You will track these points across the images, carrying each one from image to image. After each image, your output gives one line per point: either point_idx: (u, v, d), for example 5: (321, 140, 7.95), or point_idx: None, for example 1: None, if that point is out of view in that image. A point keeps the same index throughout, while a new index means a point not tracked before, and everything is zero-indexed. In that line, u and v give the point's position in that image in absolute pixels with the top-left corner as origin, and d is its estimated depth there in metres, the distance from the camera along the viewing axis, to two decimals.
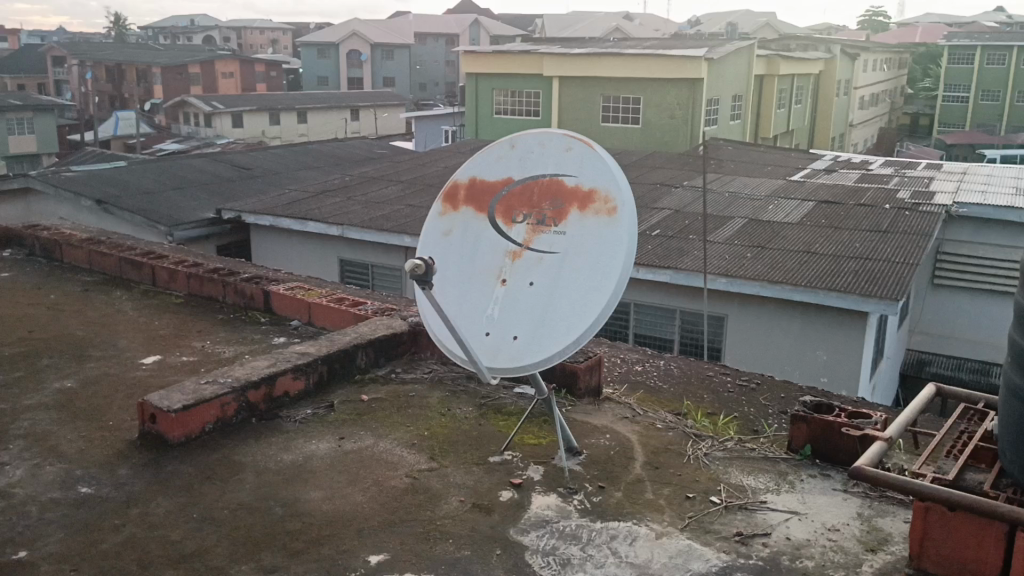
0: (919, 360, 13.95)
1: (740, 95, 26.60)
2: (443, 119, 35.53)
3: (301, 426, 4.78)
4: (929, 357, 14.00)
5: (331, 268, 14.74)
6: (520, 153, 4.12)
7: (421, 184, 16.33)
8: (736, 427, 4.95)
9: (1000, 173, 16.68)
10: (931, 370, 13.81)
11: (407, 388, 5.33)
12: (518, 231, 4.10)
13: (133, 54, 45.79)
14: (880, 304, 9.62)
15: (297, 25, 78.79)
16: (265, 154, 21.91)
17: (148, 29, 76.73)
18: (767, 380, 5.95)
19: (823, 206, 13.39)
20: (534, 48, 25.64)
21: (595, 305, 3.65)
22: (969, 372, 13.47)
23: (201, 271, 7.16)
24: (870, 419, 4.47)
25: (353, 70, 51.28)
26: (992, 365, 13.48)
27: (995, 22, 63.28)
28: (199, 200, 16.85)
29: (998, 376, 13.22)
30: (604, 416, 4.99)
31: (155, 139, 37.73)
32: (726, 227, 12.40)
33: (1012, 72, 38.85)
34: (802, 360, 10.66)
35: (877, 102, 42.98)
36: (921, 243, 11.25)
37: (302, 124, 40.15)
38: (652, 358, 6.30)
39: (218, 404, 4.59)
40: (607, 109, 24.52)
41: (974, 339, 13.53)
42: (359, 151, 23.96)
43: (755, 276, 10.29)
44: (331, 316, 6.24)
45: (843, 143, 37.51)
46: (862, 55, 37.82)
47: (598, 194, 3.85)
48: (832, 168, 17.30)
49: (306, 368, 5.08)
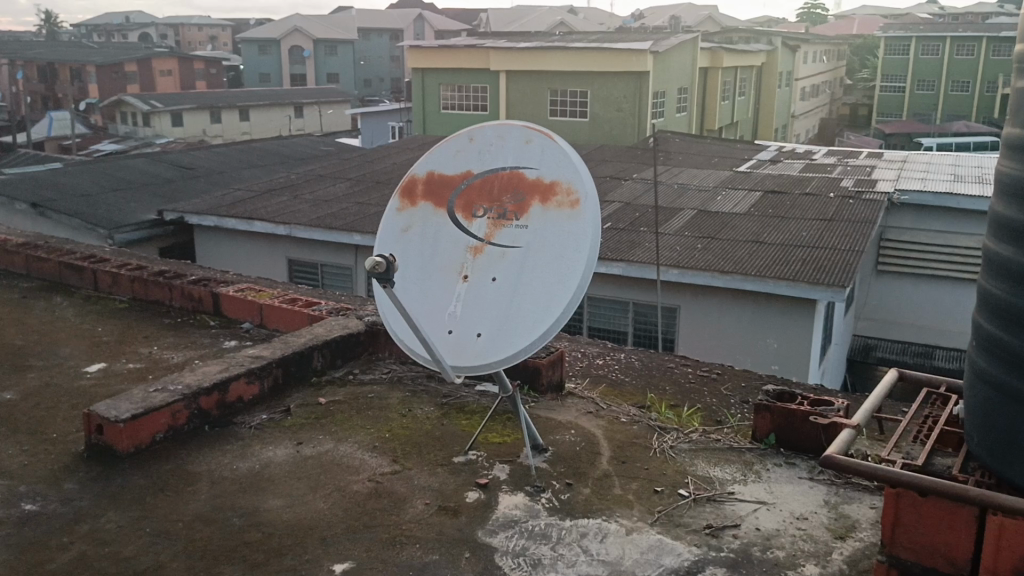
0: (865, 346, 13.98)
1: (686, 87, 26.87)
2: (390, 115, 35.18)
3: (257, 431, 4.63)
4: (875, 341, 14.10)
5: (279, 268, 14.45)
6: (479, 146, 4.03)
7: (370, 181, 16.11)
8: (700, 418, 4.92)
9: (939, 161, 17.12)
10: (877, 354, 13.86)
11: (366, 389, 5.21)
12: (479, 226, 3.99)
13: (66, 52, 44.38)
14: (828, 292, 9.77)
15: (237, 22, 77.39)
16: (208, 154, 21.38)
17: (82, 27, 74.52)
18: (727, 370, 5.97)
19: (769, 196, 13.55)
20: (480, 43, 25.54)
21: (560, 299, 3.59)
22: (913, 356, 13.70)
23: (146, 274, 6.91)
24: (833, 407, 4.47)
25: (296, 66, 50.53)
26: (935, 348, 13.77)
27: (928, 14, 65.01)
28: (140, 202, 16.36)
29: (941, 359, 13.48)
30: (569, 411, 4.93)
31: (92, 139, 36.63)
32: (676, 219, 12.47)
33: (946, 63, 40.04)
34: (755, 348, 10.76)
35: (818, 94, 43.89)
36: (865, 230, 11.45)
37: (245, 122, 39.38)
38: (612, 351, 6.27)
39: (168, 411, 4.41)
40: (554, 104, 24.55)
41: (918, 323, 13.84)
42: (304, 149, 23.55)
43: (707, 267, 10.35)
44: (284, 317, 6.07)
45: (786, 134, 38.18)
46: (802, 47, 38.55)
47: (560, 186, 3.78)
48: (777, 158, 17.55)
49: (260, 372, 4.92)
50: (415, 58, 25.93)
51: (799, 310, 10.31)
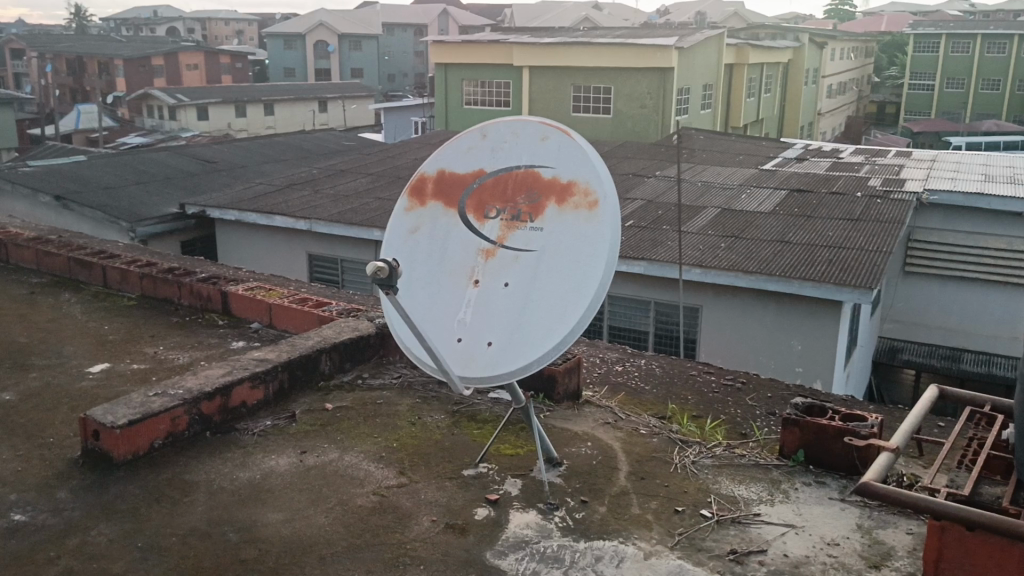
0: (892, 348, 13.67)
1: (711, 84, 26.46)
2: (412, 110, 35.02)
3: (260, 439, 4.45)
4: (901, 343, 13.76)
5: (299, 264, 14.32)
6: (491, 143, 3.82)
7: (390, 177, 15.95)
8: (723, 431, 4.68)
9: (969, 160, 16.67)
10: (903, 357, 13.53)
11: (375, 395, 5.01)
12: (490, 228, 3.77)
13: (94, 46, 44.67)
14: (855, 294, 9.46)
15: (264, 17, 77.75)
16: (230, 148, 21.32)
17: (110, 21, 75.16)
18: (753, 379, 5.71)
19: (795, 195, 13.21)
20: (503, 38, 25.29)
21: (576, 306, 3.37)
22: (940, 359, 13.38)
23: (155, 271, 6.76)
24: (867, 422, 4.21)
25: (320, 61, 50.58)
26: (963, 351, 13.42)
27: (958, 10, 64.00)
28: (162, 195, 16.31)
29: (969, 362, 13.22)
30: (585, 422, 4.71)
31: (118, 133, 36.82)
32: (699, 217, 12.18)
33: (976, 61, 39.27)
34: (778, 351, 10.45)
35: (845, 91, 43.23)
36: (893, 231, 11.10)
37: (269, 116, 39.43)
38: (632, 357, 6.02)
39: (168, 417, 4.24)
40: (577, 100, 24.24)
41: (945, 326, 13.36)
42: (325, 144, 23.43)
43: (730, 267, 10.08)
44: (293, 318, 5.88)
45: (812, 132, 37.61)
46: (829, 43, 37.96)
47: (578, 186, 3.55)
48: (803, 156, 17.17)
49: (265, 376, 4.73)
50: (437, 53, 25.75)
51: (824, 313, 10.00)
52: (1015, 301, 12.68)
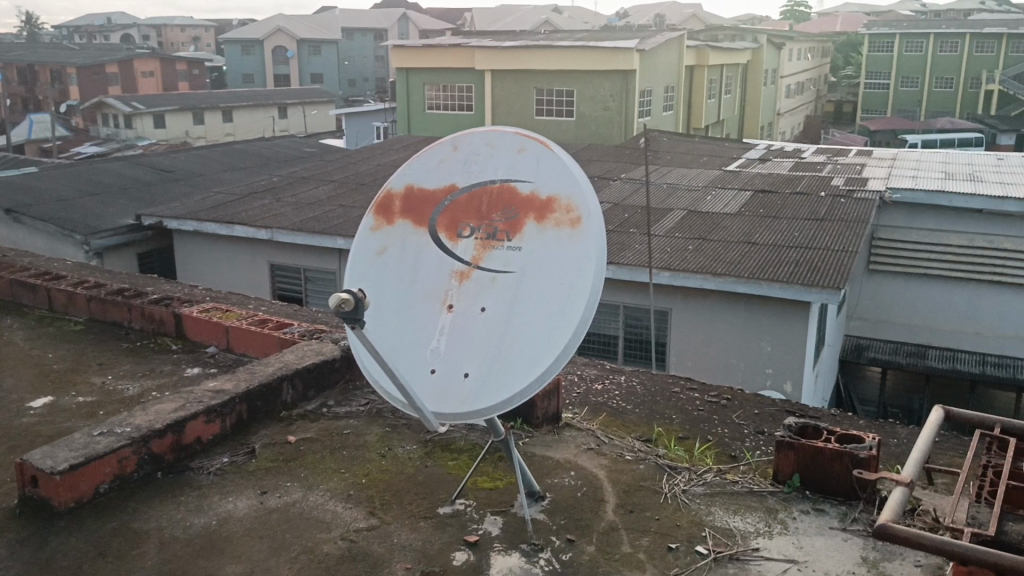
0: (857, 347, 13.38)
1: (672, 86, 26.42)
2: (373, 115, 34.56)
3: (216, 478, 4.11)
4: (867, 341, 13.46)
5: (260, 275, 13.86)
6: (464, 155, 3.54)
7: (353, 183, 15.57)
8: (713, 455, 4.45)
9: (929, 158, 16.73)
10: (869, 355, 13.22)
11: (341, 424, 4.69)
12: (464, 247, 3.48)
13: (46, 54, 43.49)
14: (824, 294, 9.31)
15: (220, 22, 76.58)
16: (187, 156, 20.75)
17: (62, 28, 73.62)
18: (738, 395, 5.47)
19: (760, 196, 13.10)
20: (465, 42, 24.99)
21: (560, 332, 3.09)
22: (906, 356, 13.06)
23: (104, 292, 6.35)
24: (864, 442, 3.99)
25: (279, 67, 49.86)
26: (928, 347, 13.17)
27: (909, 11, 65.14)
28: (116, 206, 15.74)
29: (935, 359, 12.94)
30: (567, 448, 4.43)
31: (73, 142, 35.85)
32: (666, 220, 11.99)
33: (930, 59, 39.82)
34: (747, 354, 10.27)
35: (802, 91, 43.56)
36: (858, 230, 11.02)
37: (228, 123, 38.66)
38: (611, 374, 5.77)
39: (115, 458, 3.89)
40: (540, 103, 24.04)
41: (911, 322, 13.17)
42: (286, 151, 22.94)
43: (699, 270, 9.89)
44: (252, 342, 5.53)
45: (772, 132, 37.84)
46: (787, 44, 38.23)
47: (559, 202, 3.29)
48: (766, 156, 17.14)
49: (221, 409, 4.39)
50: (398, 58, 25.36)
51: (794, 314, 9.83)
52: (979, 297, 12.57)
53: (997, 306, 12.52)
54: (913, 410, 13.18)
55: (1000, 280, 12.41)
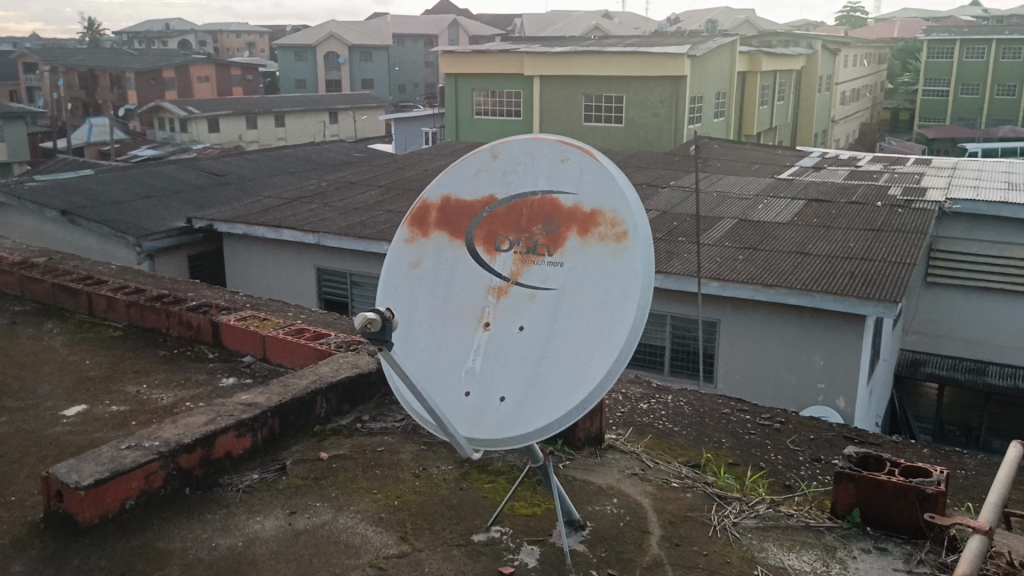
0: (913, 361, 12.88)
1: (724, 92, 25.95)
2: (422, 121, 34.71)
3: (245, 496, 3.98)
4: (923, 356, 12.96)
5: (308, 279, 13.87)
6: (503, 164, 3.33)
7: (400, 188, 15.52)
8: (766, 485, 4.18)
9: (990, 168, 16.07)
10: (925, 370, 12.74)
11: (375, 441, 4.53)
12: (502, 262, 3.29)
13: (106, 59, 44.52)
14: (880, 308, 8.90)
15: (276, 29, 77.84)
16: (238, 160, 20.96)
17: (124, 35, 75.48)
18: (793, 418, 5.19)
19: (813, 205, 12.68)
20: (514, 47, 24.87)
21: (602, 355, 2.89)
22: (964, 372, 12.48)
23: (143, 298, 6.30)
24: (931, 476, 3.70)
25: (331, 72, 50.42)
26: (987, 364, 12.53)
27: (970, 17, 63.41)
28: (168, 209, 15.90)
29: (995, 376, 12.29)
30: (608, 473, 4.21)
31: (130, 145, 36.57)
32: (716, 228, 11.66)
33: (992, 66, 38.55)
34: (799, 369, 9.88)
35: (858, 98, 42.53)
36: (917, 241, 10.56)
37: (280, 127, 39.19)
38: (658, 392, 5.52)
39: (142, 473, 3.77)
40: (588, 109, 23.78)
41: (969, 338, 12.49)
42: (335, 155, 23.04)
43: (748, 280, 9.57)
44: (289, 352, 5.41)
45: (826, 139, 36.98)
46: (842, 50, 37.37)
47: (603, 216, 3.08)
48: (819, 164, 16.66)
49: (252, 423, 4.26)
50: (448, 63, 25.36)
51: (849, 328, 9.44)
52: None
53: None
54: (972, 428, 12.77)
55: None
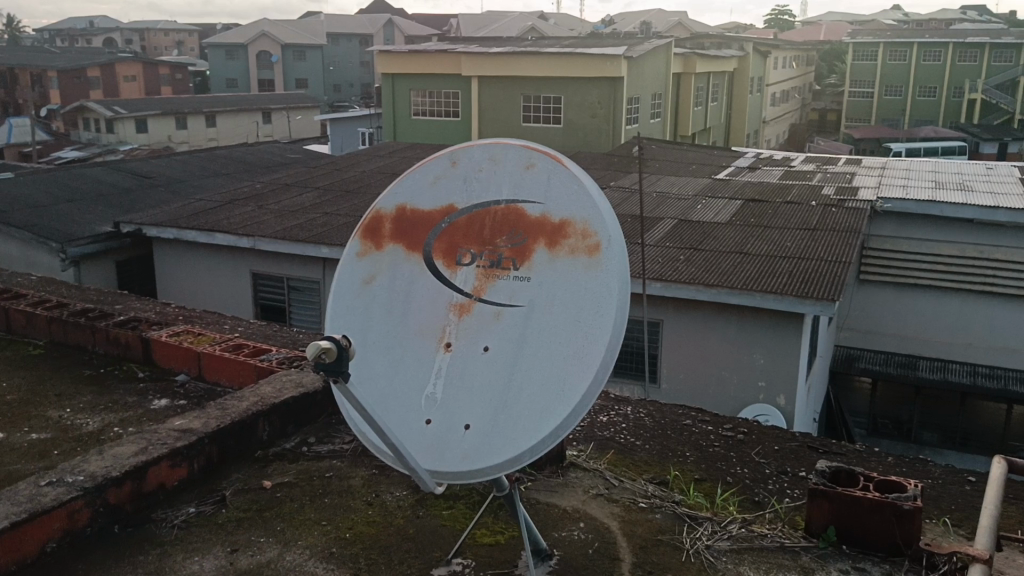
0: (847, 356, 12.68)
1: (660, 94, 26.11)
2: (358, 121, 33.94)
3: (182, 533, 3.64)
4: (857, 352, 12.75)
5: (243, 284, 13.35)
6: (463, 172, 3.09)
7: (338, 190, 15.08)
8: (736, 502, 4.03)
9: (919, 167, 16.42)
10: (860, 365, 12.54)
11: (322, 465, 4.24)
12: (464, 277, 3.04)
13: (25, 57, 42.65)
14: (820, 307, 8.92)
15: (205, 27, 75.92)
16: (167, 161, 20.17)
17: (45, 32, 72.64)
18: (754, 428, 5.05)
19: (751, 204, 12.72)
20: (451, 47, 24.55)
21: (577, 379, 2.68)
22: (896, 367, 12.35)
23: (66, 313, 5.85)
24: (907, 491, 3.58)
25: (263, 72, 49.31)
26: (919, 358, 12.44)
27: (891, 20, 65.27)
28: (94, 213, 15.17)
29: (926, 369, 12.23)
30: (573, 494, 3.99)
31: (53, 146, 35.05)
32: (657, 229, 11.58)
33: (913, 68, 39.69)
34: (744, 370, 9.81)
35: (788, 100, 43.38)
36: (852, 239, 10.63)
37: (211, 128, 38.16)
38: (615, 404, 5.32)
39: (65, 512, 3.41)
40: (527, 110, 23.61)
41: (900, 333, 12.40)
42: (270, 157, 22.41)
43: (690, 280, 9.48)
44: (227, 370, 5.06)
45: (758, 140, 37.58)
46: (772, 53, 38.05)
47: (573, 226, 2.86)
48: (756, 165, 16.80)
49: (188, 450, 3.92)
50: (384, 63, 24.92)
51: (793, 328, 9.42)
52: (971, 308, 11.83)
53: (989, 318, 11.76)
54: (903, 421, 12.54)
55: (990, 291, 11.71)
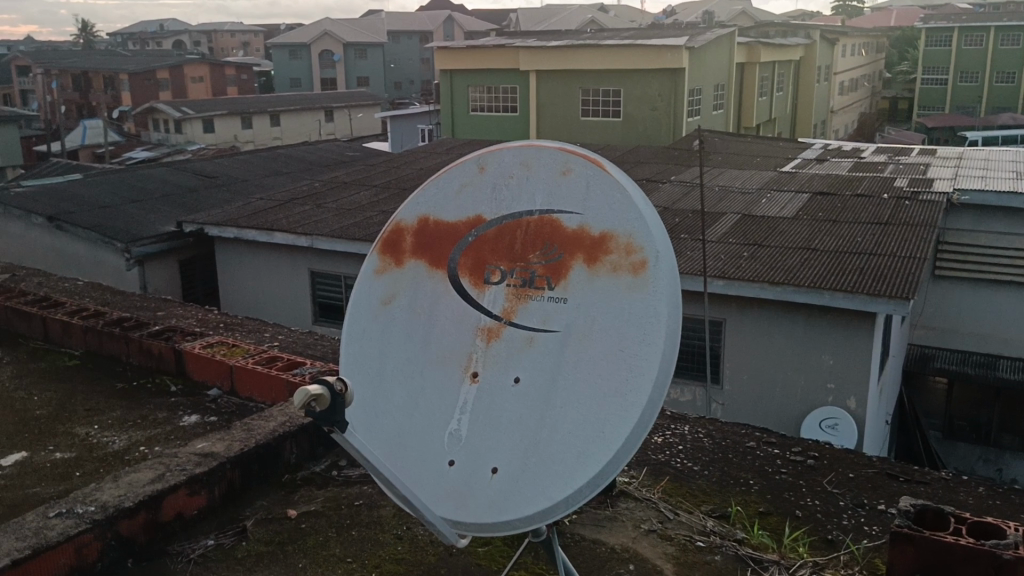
0: (922, 356, 11.89)
1: (723, 84, 25.36)
2: (417, 118, 33.85)
3: (197, 570, 3.38)
4: (932, 351, 11.94)
5: (301, 282, 13.25)
6: (491, 179, 2.74)
7: (394, 189, 14.88)
8: (808, 541, 3.59)
9: (998, 156, 15.49)
10: (935, 364, 11.71)
11: (352, 491, 3.96)
12: (493, 297, 2.69)
13: (99, 61, 43.78)
14: (892, 305, 8.29)
15: (270, 27, 77.16)
16: (230, 161, 20.31)
17: (117, 37, 74.70)
18: (827, 452, 4.59)
19: (818, 198, 12.06)
20: (508, 42, 24.22)
21: (618, 419, 2.32)
22: (974, 367, 11.48)
23: (102, 322, 5.69)
24: (1006, 539, 3.11)
25: (326, 71, 49.75)
26: (999, 358, 11.52)
27: (968, 3, 62.52)
28: (157, 213, 15.27)
29: (1006, 370, 11.33)
30: (623, 530, 3.62)
31: (124, 147, 35.82)
32: (718, 224, 11.04)
33: (991, 54, 37.91)
34: (811, 376, 9.23)
35: (857, 88, 41.91)
36: (928, 234, 9.94)
37: (276, 127, 38.54)
38: (671, 423, 4.90)
39: (73, 547, 3.15)
40: (585, 104, 23.11)
41: (977, 331, 11.54)
42: (329, 155, 22.44)
43: (754, 277, 8.95)
44: (259, 385, 4.79)
45: (825, 130, 36.36)
46: (840, 40, 36.75)
47: (615, 240, 2.49)
48: (823, 156, 16.06)
49: (208, 477, 3.67)
50: (442, 59, 24.75)
51: (865, 330, 8.82)
52: None
53: None
54: (981, 425, 11.75)
55: None
